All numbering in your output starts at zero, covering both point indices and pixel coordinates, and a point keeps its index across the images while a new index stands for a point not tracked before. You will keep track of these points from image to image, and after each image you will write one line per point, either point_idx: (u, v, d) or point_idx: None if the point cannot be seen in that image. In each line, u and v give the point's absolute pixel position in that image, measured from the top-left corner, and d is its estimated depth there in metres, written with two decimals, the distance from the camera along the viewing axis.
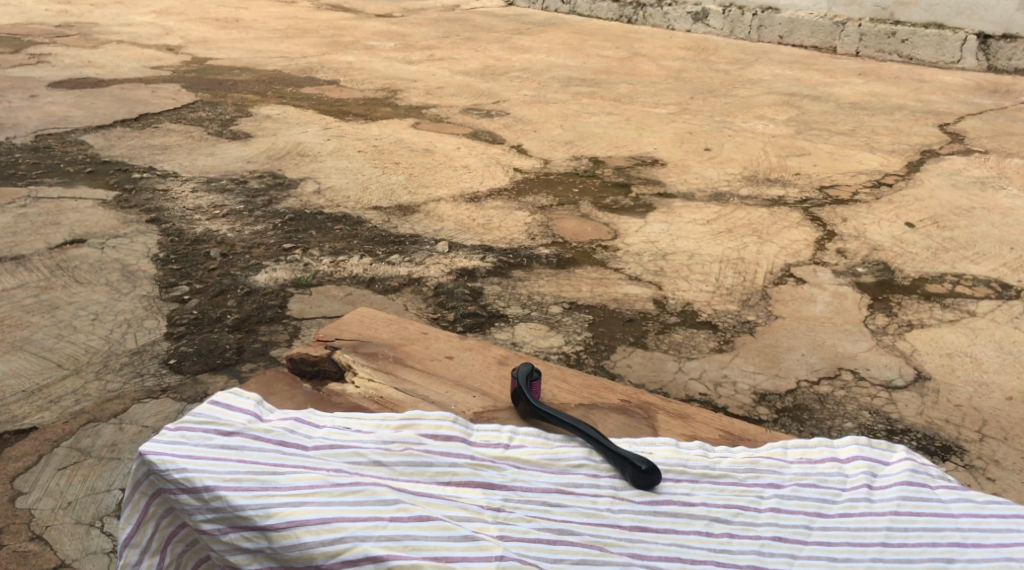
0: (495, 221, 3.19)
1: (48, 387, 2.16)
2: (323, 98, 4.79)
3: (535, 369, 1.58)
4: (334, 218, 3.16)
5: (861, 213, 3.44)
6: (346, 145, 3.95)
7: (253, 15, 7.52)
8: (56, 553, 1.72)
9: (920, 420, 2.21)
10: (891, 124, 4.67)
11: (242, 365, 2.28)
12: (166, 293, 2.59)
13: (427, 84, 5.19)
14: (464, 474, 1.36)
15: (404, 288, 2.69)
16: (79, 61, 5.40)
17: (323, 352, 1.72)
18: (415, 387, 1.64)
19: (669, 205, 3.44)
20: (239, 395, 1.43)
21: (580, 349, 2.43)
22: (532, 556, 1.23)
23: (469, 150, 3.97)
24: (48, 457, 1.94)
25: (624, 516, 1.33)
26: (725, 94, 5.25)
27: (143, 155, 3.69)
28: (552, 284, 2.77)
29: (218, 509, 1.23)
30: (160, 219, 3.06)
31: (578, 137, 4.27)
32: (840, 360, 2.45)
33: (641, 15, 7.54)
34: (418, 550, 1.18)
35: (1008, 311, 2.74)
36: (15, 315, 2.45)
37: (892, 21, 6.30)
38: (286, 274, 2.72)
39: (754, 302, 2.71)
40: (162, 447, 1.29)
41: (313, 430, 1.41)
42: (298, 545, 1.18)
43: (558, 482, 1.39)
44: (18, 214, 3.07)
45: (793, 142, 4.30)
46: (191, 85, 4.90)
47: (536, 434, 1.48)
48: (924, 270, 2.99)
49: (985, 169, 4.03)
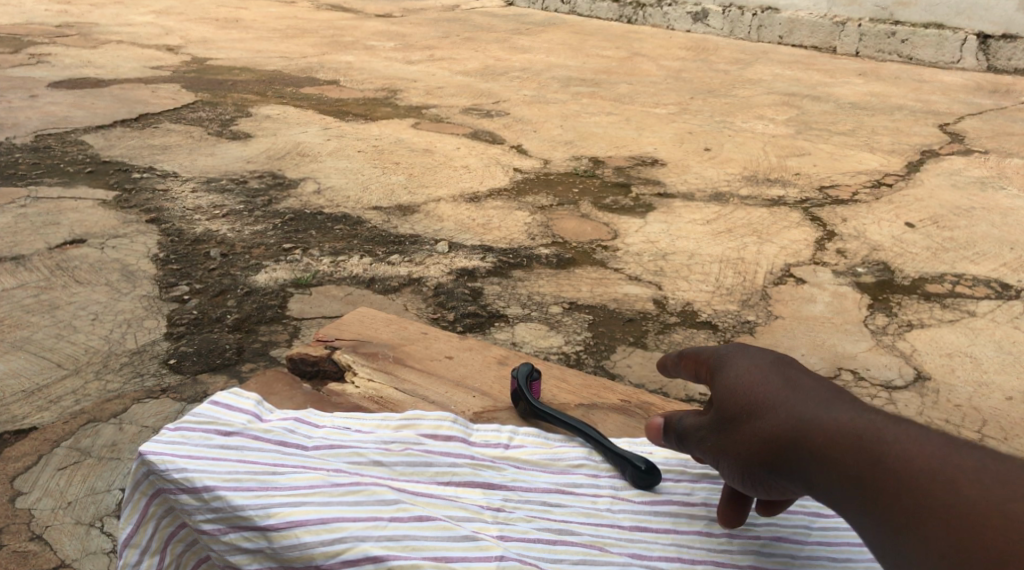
0: (495, 221, 3.19)
1: (48, 387, 2.16)
2: (323, 98, 4.79)
3: (535, 369, 1.58)
4: (334, 218, 3.16)
5: (861, 213, 3.44)
6: (346, 145, 3.96)
7: (253, 15, 7.52)
8: (56, 553, 1.71)
9: (920, 420, 2.21)
10: (891, 124, 4.68)
11: (242, 365, 2.28)
12: (166, 293, 2.59)
13: (427, 84, 5.19)
14: (464, 474, 1.37)
15: (404, 289, 2.68)
16: (78, 61, 5.40)
17: (322, 352, 1.72)
18: (415, 387, 1.64)
19: (669, 205, 3.45)
20: (239, 395, 1.43)
21: (580, 350, 2.43)
22: (532, 556, 1.23)
23: (469, 150, 3.97)
24: (48, 457, 1.94)
25: (624, 516, 1.34)
26: (726, 94, 5.26)
27: (143, 155, 3.69)
28: (552, 284, 2.77)
29: (218, 509, 1.21)
30: (160, 219, 3.06)
31: (578, 137, 4.27)
32: (840, 360, 2.45)
33: (642, 15, 7.54)
34: (418, 550, 1.18)
35: (1008, 311, 2.74)
36: (15, 315, 2.45)
37: (892, 21, 6.31)
38: (286, 274, 2.72)
39: (754, 302, 2.71)
40: (162, 447, 1.28)
41: (313, 430, 1.42)
42: (297, 545, 1.17)
43: (558, 483, 1.39)
44: (17, 214, 3.07)
45: (793, 142, 4.31)
46: (191, 85, 4.91)
47: (536, 434, 1.49)
48: (924, 270, 3.00)
49: (985, 169, 4.03)
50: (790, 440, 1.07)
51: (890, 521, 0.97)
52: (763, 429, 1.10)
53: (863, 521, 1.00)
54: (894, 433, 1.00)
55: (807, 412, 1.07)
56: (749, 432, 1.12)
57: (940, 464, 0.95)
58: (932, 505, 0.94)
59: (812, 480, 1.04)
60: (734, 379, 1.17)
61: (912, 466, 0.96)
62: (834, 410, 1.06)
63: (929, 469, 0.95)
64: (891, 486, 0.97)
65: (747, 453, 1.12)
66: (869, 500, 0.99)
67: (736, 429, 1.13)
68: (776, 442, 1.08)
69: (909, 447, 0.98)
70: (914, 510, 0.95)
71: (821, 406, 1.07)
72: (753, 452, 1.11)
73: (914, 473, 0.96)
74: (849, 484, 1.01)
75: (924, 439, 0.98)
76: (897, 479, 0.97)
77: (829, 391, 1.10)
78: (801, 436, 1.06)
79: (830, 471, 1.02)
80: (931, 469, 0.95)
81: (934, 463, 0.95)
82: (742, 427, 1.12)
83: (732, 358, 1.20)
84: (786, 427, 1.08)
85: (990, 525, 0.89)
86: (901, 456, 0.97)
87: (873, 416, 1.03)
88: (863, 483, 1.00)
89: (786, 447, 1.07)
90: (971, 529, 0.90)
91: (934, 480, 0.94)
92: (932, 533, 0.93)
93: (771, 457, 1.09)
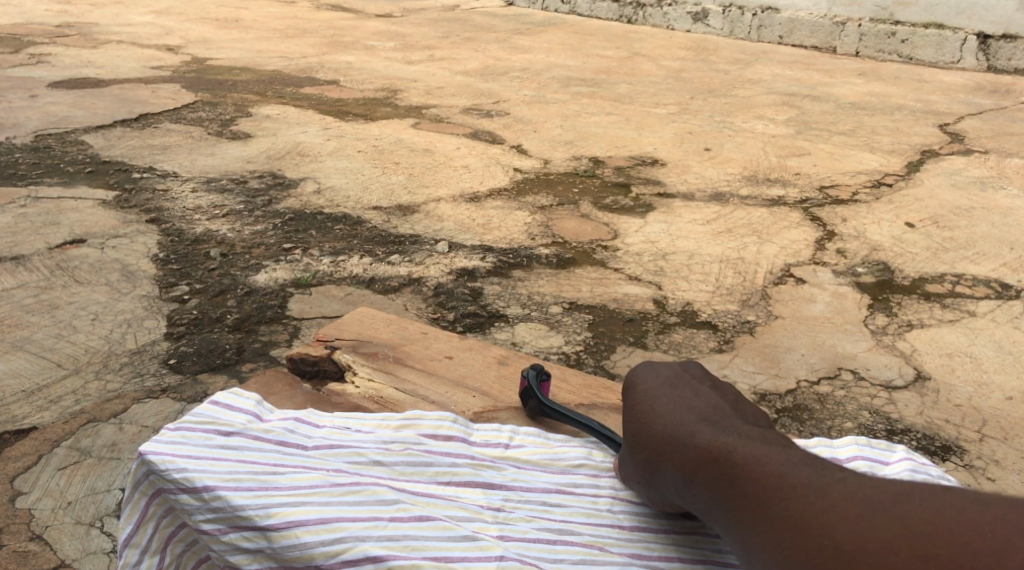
0: (495, 221, 3.19)
1: (48, 387, 2.16)
2: (323, 98, 4.79)
3: (543, 370, 1.58)
4: (334, 218, 3.16)
5: (860, 213, 3.44)
6: (346, 145, 3.96)
7: (253, 15, 7.52)
8: (56, 553, 1.71)
9: (920, 420, 2.21)
10: (891, 124, 4.68)
11: (242, 365, 2.28)
12: (166, 293, 2.59)
13: (427, 84, 5.19)
14: (464, 474, 1.37)
15: (404, 289, 2.68)
16: (79, 61, 5.40)
17: (323, 352, 1.72)
18: (414, 387, 1.64)
19: (669, 206, 3.45)
20: (239, 395, 1.43)
21: (580, 350, 2.43)
22: (532, 556, 1.23)
23: (469, 150, 3.97)
24: (47, 457, 1.94)
25: (624, 516, 1.34)
26: (726, 94, 5.26)
27: (143, 155, 3.69)
28: (552, 284, 2.77)
29: (218, 508, 1.21)
30: (160, 219, 3.06)
31: (578, 137, 4.27)
32: (840, 360, 2.45)
33: (642, 15, 7.54)
34: (418, 550, 1.17)
35: (1008, 311, 2.74)
36: (15, 315, 2.45)
37: (892, 21, 6.31)
38: (286, 274, 2.73)
39: (754, 302, 2.71)
40: (162, 447, 1.28)
41: (313, 430, 1.42)
42: (297, 545, 1.16)
43: (558, 483, 1.40)
44: (17, 214, 3.07)
45: (793, 142, 4.31)
46: (192, 85, 4.91)
47: (536, 434, 1.49)
48: (924, 270, 3.00)
49: (985, 169, 4.03)
50: (667, 457, 1.22)
51: (739, 529, 1.09)
52: (650, 447, 1.26)
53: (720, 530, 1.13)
54: (744, 451, 1.12)
55: (680, 431, 1.22)
56: (643, 451, 1.27)
57: (777, 480, 1.07)
58: (768, 515, 1.06)
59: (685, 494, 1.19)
60: (637, 405, 1.32)
61: (755, 481, 1.09)
62: (701, 430, 1.19)
63: (768, 483, 1.07)
64: (738, 499, 1.10)
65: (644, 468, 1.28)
66: (722, 512, 1.12)
67: (635, 446, 1.30)
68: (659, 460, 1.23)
69: (753, 465, 1.10)
70: (755, 521, 1.07)
71: (692, 426, 1.21)
72: (647, 468, 1.27)
73: (757, 486, 1.08)
74: (707, 498, 1.14)
75: (768, 460, 1.10)
76: (741, 493, 1.09)
77: (704, 414, 1.24)
78: (674, 454, 1.21)
79: (694, 485, 1.16)
80: (767, 484, 1.07)
81: (772, 478, 1.07)
82: (638, 446, 1.28)
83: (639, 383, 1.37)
84: (665, 445, 1.23)
85: (811, 533, 1.01)
86: (745, 473, 1.10)
87: (731, 437, 1.17)
88: (716, 497, 1.13)
89: (664, 463, 1.22)
90: (798, 537, 1.02)
91: (768, 491, 1.07)
92: (768, 539, 1.05)
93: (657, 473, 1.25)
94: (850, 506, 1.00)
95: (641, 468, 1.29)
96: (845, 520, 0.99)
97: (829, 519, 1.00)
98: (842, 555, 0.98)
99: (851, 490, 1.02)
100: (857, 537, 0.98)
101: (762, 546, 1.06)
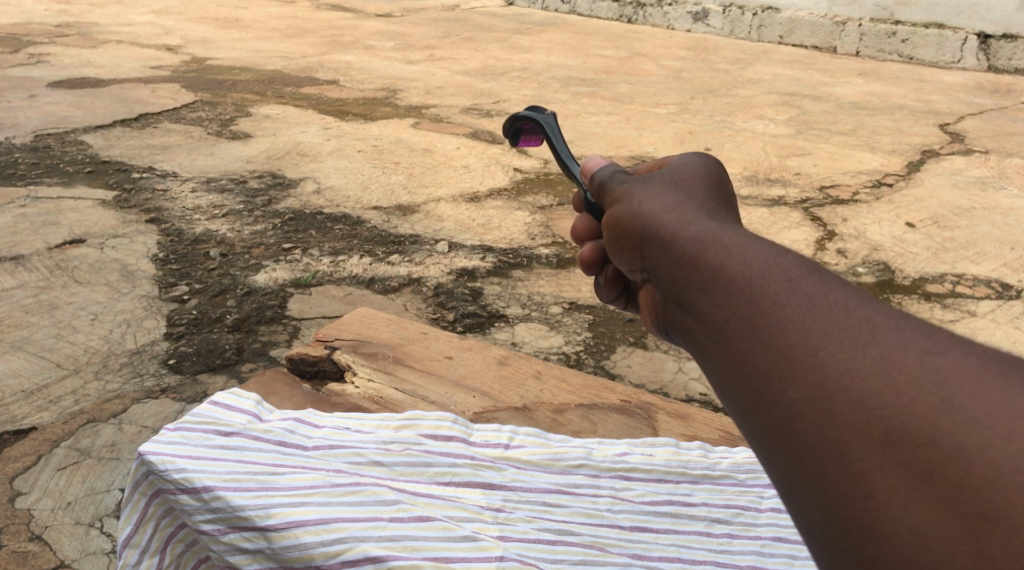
0: (495, 221, 3.19)
1: (47, 387, 2.15)
2: (323, 98, 4.78)
3: (541, 113, 1.53)
4: (334, 217, 3.16)
5: (861, 213, 3.43)
6: (346, 145, 3.95)
7: (253, 15, 7.50)
8: (56, 553, 1.71)
9: None
10: (892, 124, 4.67)
11: (241, 365, 2.28)
12: (165, 293, 2.59)
13: (427, 84, 5.18)
14: (464, 475, 1.37)
15: (404, 288, 2.68)
16: (78, 61, 5.39)
17: (322, 352, 1.72)
18: (414, 387, 1.63)
19: None
20: (238, 395, 1.43)
21: (580, 350, 2.42)
22: (531, 557, 1.22)
23: (469, 150, 3.97)
24: (47, 457, 1.93)
25: (625, 517, 1.34)
26: (726, 94, 5.25)
27: (143, 155, 3.69)
28: (552, 284, 2.77)
29: (217, 509, 1.20)
30: (160, 219, 3.06)
31: (578, 137, 4.26)
32: None
33: (642, 15, 7.52)
34: (418, 550, 1.17)
35: (1009, 311, 2.73)
36: (14, 315, 2.44)
37: (891, 21, 6.31)
38: (286, 274, 2.72)
39: None
40: (162, 447, 1.27)
41: (313, 430, 1.41)
42: (297, 545, 1.16)
43: (558, 483, 1.39)
44: (17, 214, 3.07)
45: (793, 142, 4.30)
46: (191, 85, 4.90)
47: (536, 434, 1.49)
48: (924, 270, 2.99)
49: (985, 169, 4.03)
50: (696, 231, 0.90)
51: (777, 344, 0.76)
52: (674, 219, 0.94)
53: (721, 344, 0.81)
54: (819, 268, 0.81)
55: (728, 226, 0.91)
56: (659, 208, 0.98)
57: (851, 307, 0.75)
58: (836, 336, 0.74)
59: (686, 258, 0.88)
60: (674, 191, 1.01)
61: (825, 297, 0.77)
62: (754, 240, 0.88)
63: (841, 309, 0.75)
64: (780, 312, 0.77)
65: (641, 223, 0.98)
66: (758, 317, 0.78)
67: (645, 203, 1.00)
68: (684, 243, 0.90)
69: (826, 282, 0.78)
70: (797, 353, 0.74)
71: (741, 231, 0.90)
72: (646, 227, 0.97)
73: (816, 309, 0.76)
74: (723, 283, 0.82)
75: (834, 281, 0.78)
76: (787, 308, 0.77)
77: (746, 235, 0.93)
78: (715, 237, 0.88)
79: (715, 251, 0.85)
80: (844, 303, 0.76)
81: (851, 300, 0.76)
82: (654, 202, 0.99)
83: (683, 174, 1.05)
84: (697, 226, 0.91)
85: (908, 375, 0.70)
86: (816, 284, 0.78)
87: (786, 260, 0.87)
88: (743, 291, 0.80)
89: (685, 223, 0.93)
90: (875, 386, 0.70)
91: (844, 311, 0.75)
92: (816, 383, 0.72)
93: (658, 232, 0.94)
94: (968, 359, 0.70)
95: (634, 227, 0.99)
96: (962, 374, 0.69)
97: (937, 367, 0.69)
98: (953, 413, 0.67)
99: (965, 343, 0.72)
100: (982, 398, 0.67)
101: (804, 391, 0.73)
